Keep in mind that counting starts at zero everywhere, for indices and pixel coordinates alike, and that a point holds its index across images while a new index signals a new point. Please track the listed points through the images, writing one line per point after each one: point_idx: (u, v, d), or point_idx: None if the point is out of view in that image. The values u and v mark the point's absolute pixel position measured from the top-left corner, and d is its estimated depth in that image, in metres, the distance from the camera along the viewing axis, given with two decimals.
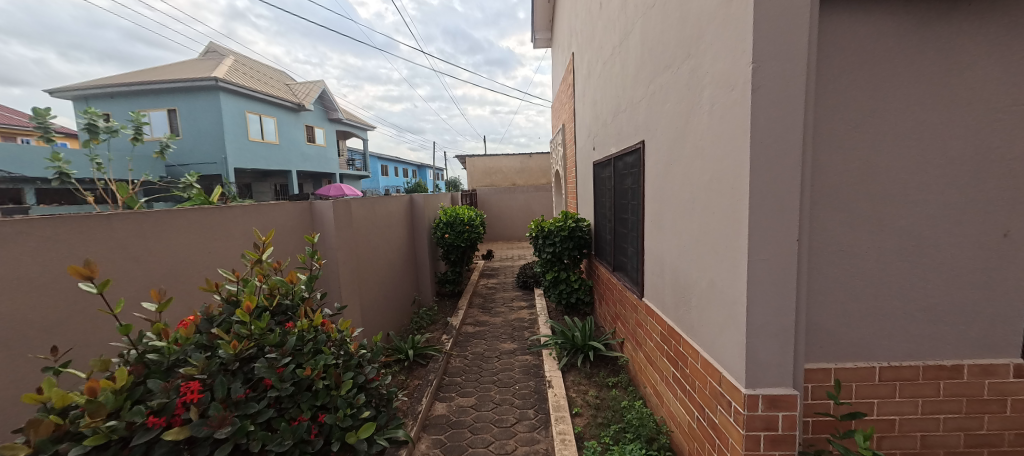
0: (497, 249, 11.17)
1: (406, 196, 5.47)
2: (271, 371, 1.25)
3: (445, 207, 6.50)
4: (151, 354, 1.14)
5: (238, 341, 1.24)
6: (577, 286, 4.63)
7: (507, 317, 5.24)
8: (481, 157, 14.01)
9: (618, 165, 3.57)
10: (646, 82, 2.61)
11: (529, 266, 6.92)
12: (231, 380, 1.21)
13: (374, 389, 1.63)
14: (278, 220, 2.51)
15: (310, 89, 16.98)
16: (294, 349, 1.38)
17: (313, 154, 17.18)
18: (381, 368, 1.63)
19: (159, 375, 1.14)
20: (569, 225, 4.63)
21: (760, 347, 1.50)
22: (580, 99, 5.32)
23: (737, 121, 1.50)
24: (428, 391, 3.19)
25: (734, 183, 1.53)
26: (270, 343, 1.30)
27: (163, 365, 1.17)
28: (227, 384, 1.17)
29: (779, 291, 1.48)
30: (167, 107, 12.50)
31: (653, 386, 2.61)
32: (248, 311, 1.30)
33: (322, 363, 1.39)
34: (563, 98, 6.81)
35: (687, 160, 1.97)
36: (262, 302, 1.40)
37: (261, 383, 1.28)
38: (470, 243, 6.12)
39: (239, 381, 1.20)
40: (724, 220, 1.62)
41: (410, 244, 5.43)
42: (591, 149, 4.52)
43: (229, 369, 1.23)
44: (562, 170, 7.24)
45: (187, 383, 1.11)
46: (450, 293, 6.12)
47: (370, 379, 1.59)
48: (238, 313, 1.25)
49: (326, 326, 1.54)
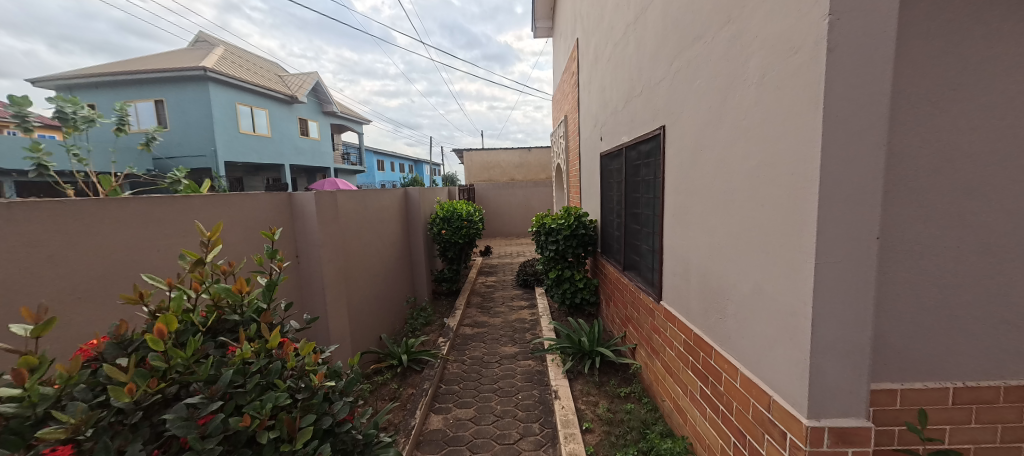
0: (496, 247, 10.87)
1: (401, 190, 5.16)
2: (189, 424, 0.97)
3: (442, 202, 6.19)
4: (11, 405, 0.87)
5: (146, 381, 0.97)
6: (581, 285, 4.37)
7: (508, 317, 4.96)
8: (479, 151, 13.69)
9: (630, 157, 3.29)
10: (669, 59, 2.30)
11: (530, 263, 6.62)
12: (130, 438, 0.94)
13: (344, 432, 1.34)
14: (251, 212, 2.21)
15: (303, 81, 16.55)
16: (232, 386, 1.10)
17: (306, 147, 16.76)
18: (354, 406, 1.36)
19: (23, 433, 0.87)
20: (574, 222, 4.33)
21: (828, 370, 1.22)
22: (584, 89, 5.03)
23: (804, 92, 1.21)
24: (422, 402, 2.91)
25: (797, 169, 1.24)
26: (197, 379, 1.04)
27: (35, 418, 0.90)
28: (118, 448, 0.89)
29: (852, 301, 1.20)
30: (155, 97, 12.07)
31: (673, 400, 2.34)
32: (165, 337, 1.02)
33: (270, 405, 1.10)
34: (565, 88, 6.51)
35: (725, 145, 1.68)
36: (194, 320, 1.13)
37: (178, 439, 1.01)
38: (468, 240, 5.83)
39: (139, 442, 0.92)
40: (779, 215, 1.34)
41: (405, 241, 5.12)
42: (598, 140, 4.23)
43: (130, 421, 0.95)
44: (564, 164, 6.93)
45: (57, 448, 0.84)
46: (446, 291, 5.84)
47: (339, 420, 1.31)
48: (146, 340, 0.96)
49: (283, 350, 1.26)
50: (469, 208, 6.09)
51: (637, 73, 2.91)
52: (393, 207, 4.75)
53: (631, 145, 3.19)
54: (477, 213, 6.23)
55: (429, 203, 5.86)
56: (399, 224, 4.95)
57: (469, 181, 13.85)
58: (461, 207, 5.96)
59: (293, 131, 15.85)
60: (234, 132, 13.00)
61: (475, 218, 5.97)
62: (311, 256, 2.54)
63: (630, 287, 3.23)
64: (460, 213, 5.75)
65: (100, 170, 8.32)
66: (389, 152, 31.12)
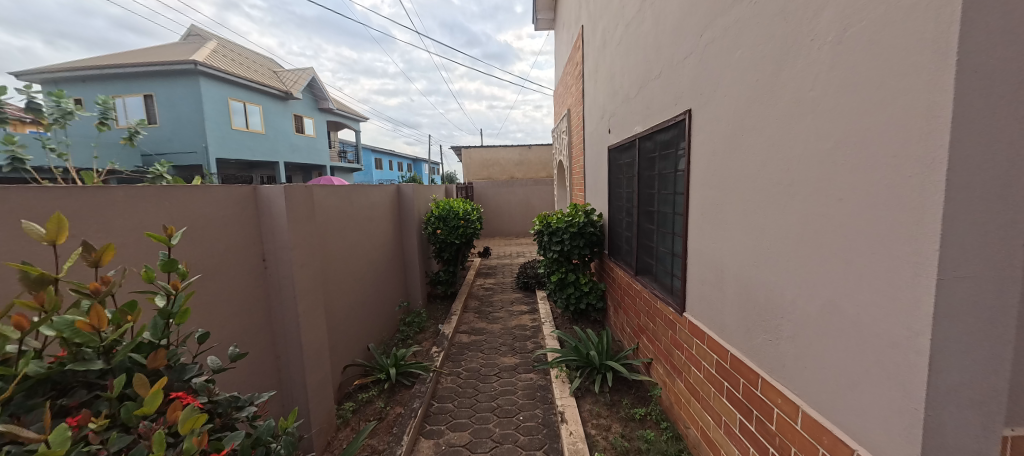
0: (495, 246, 10.53)
1: (393, 187, 4.82)
2: None
3: (438, 199, 5.84)
4: None
5: None
6: (587, 289, 4.02)
7: (508, 323, 4.61)
8: (479, 149, 13.34)
9: (644, 149, 2.97)
10: (698, 31, 1.97)
11: (531, 265, 6.29)
12: None
13: None
14: (208, 208, 1.88)
15: (299, 76, 16.18)
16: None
17: (302, 144, 16.39)
18: None
19: None
20: (581, 221, 4.00)
21: (950, 423, 0.90)
22: (589, 79, 4.71)
23: (925, 42, 0.88)
24: (410, 424, 2.56)
25: (912, 148, 0.91)
26: None
27: None
28: None
29: (988, 328, 0.87)
30: (144, 92, 11.70)
31: (701, 430, 2.00)
32: None
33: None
34: (569, 80, 6.17)
35: (783, 125, 1.35)
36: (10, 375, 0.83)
37: None
38: (465, 240, 5.48)
39: None
40: (877, 211, 1.01)
41: (397, 242, 4.78)
42: (606, 132, 3.90)
43: None
44: (567, 161, 6.59)
45: None
46: (442, 295, 5.49)
47: None
48: None
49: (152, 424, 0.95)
50: (467, 207, 5.75)
51: (654, 54, 2.57)
52: (384, 205, 4.41)
53: (646, 135, 2.85)
54: (475, 212, 5.89)
55: (424, 200, 5.51)
56: (391, 223, 4.61)
57: (468, 178, 13.50)
58: (458, 205, 5.62)
59: (287, 128, 15.48)
60: (227, 128, 12.63)
61: (473, 217, 5.63)
62: (282, 259, 2.20)
63: (644, 294, 2.90)
64: (457, 212, 5.40)
65: (79, 166, 7.99)
66: (387, 150, 30.73)
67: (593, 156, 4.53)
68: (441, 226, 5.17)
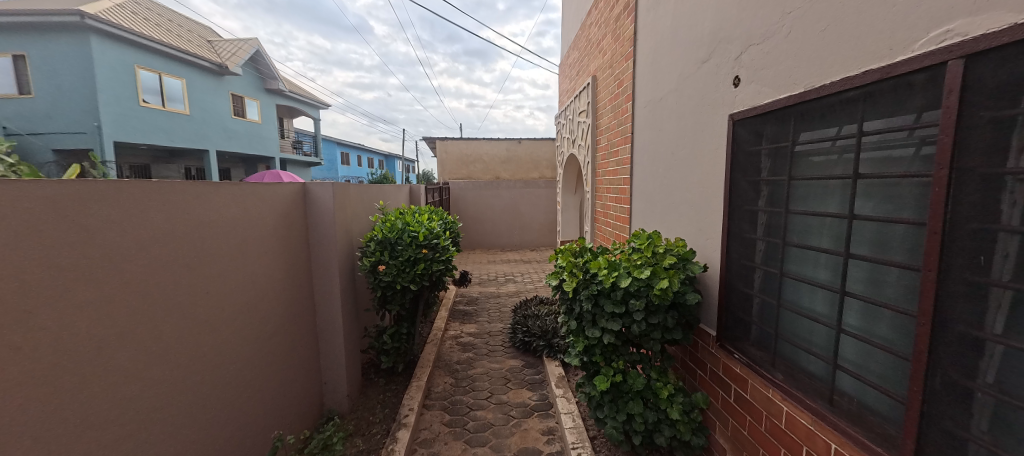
0: (475, 266, 8.41)
1: (294, 187, 2.60)
2: None
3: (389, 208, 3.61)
4: None
5: None
6: (673, 411, 1.97)
7: (505, 446, 2.52)
8: (457, 140, 11.15)
9: (995, 90, 0.90)
10: None
11: (533, 314, 4.19)
12: None
13: None
14: None
15: (240, 49, 14.12)
16: None
17: (241, 131, 14.37)
18: None
19: None
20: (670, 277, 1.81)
21: None
22: (660, 6, 2.62)
23: None
24: None
25: None
26: None
27: None
28: None
29: None
30: (11, 50, 9.37)
31: None
32: None
33: None
34: (594, 33, 4.17)
35: None
36: None
37: None
38: (433, 284, 3.22)
39: None
40: None
41: (294, 290, 2.57)
42: (728, 85, 1.85)
43: None
44: (586, 155, 4.55)
45: None
46: (390, 371, 3.31)
47: None
48: None
49: None
50: (433, 222, 3.44)
51: None
52: (255, 225, 2.19)
53: None
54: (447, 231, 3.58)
55: (362, 211, 3.29)
56: (278, 257, 2.40)
57: (444, 177, 11.25)
58: (416, 220, 3.31)
59: (225, 110, 13.64)
60: (132, 103, 10.59)
61: (443, 239, 3.31)
62: None
63: None
64: (415, 231, 3.10)
65: None
66: (356, 144, 27.86)
67: (671, 147, 2.45)
68: (386, 258, 2.88)
